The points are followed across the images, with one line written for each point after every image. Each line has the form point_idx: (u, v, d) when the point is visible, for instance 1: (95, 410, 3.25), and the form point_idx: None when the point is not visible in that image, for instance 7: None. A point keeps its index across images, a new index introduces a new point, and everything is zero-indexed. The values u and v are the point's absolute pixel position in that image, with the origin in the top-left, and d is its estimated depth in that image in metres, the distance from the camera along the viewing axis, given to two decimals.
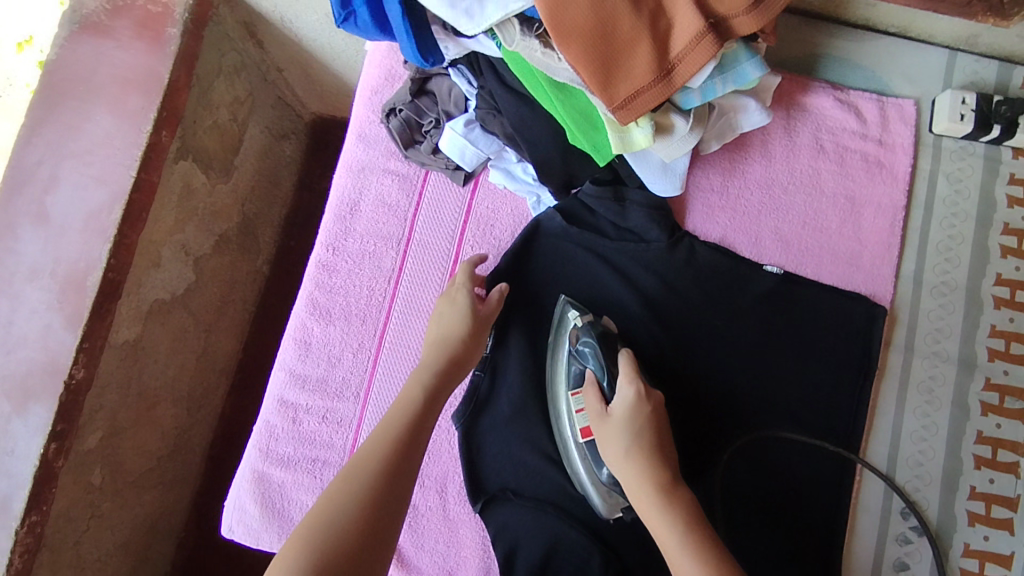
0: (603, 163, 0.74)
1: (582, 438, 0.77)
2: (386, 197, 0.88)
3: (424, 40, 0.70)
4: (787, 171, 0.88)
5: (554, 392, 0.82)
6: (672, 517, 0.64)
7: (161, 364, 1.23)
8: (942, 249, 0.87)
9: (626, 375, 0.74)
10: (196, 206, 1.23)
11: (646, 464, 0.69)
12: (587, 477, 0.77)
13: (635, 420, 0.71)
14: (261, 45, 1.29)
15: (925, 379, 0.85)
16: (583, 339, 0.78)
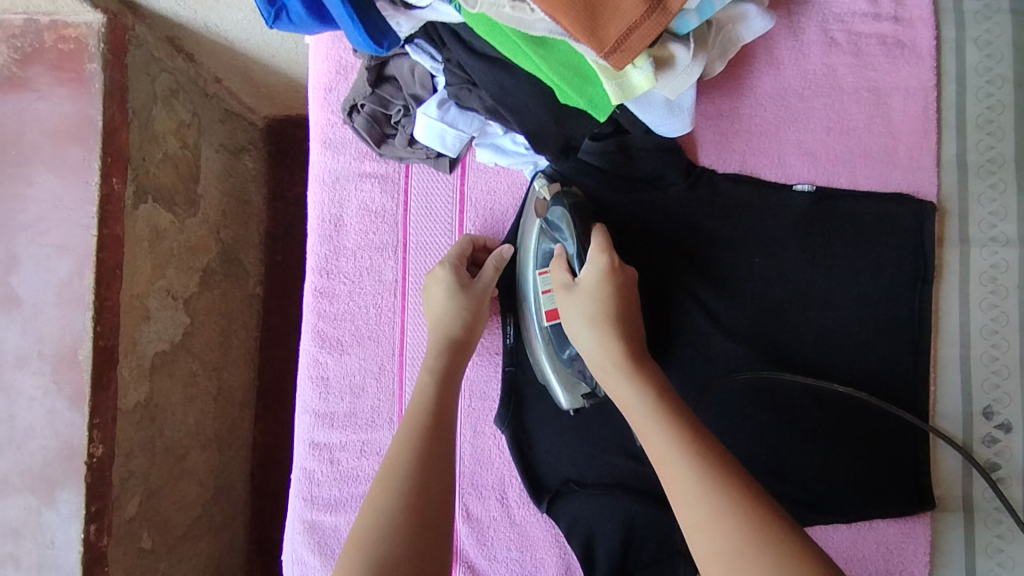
0: (604, 118, 0.65)
1: (546, 322, 0.72)
2: (370, 203, 0.79)
3: (371, 22, 0.61)
4: (799, 76, 0.79)
5: (522, 271, 0.76)
6: (646, 393, 0.58)
7: (180, 416, 1.16)
8: (983, 122, 0.79)
9: (597, 248, 0.68)
10: (169, 247, 1.12)
11: (611, 333, 0.64)
12: (550, 366, 0.73)
13: (605, 291, 0.66)
14: (192, 58, 1.15)
15: (987, 269, 0.78)
16: (554, 210, 0.72)
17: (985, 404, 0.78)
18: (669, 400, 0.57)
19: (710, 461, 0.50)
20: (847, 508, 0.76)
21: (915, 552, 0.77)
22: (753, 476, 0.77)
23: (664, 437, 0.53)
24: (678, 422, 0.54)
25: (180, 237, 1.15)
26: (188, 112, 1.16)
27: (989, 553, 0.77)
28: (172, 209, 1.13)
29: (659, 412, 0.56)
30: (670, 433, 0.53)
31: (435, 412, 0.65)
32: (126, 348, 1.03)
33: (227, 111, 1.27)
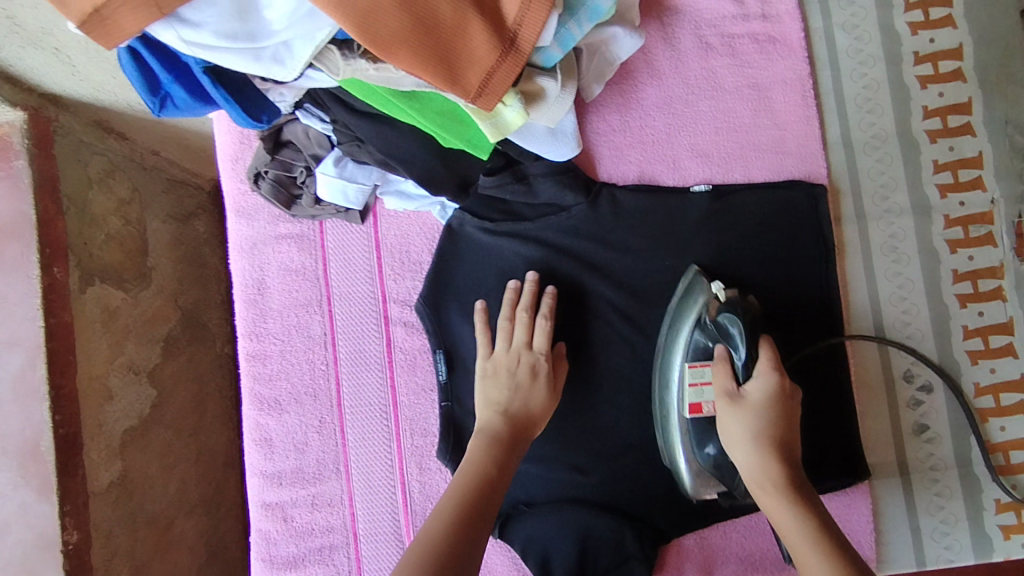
0: (485, 156, 0.69)
1: (689, 416, 0.71)
2: (290, 263, 0.82)
3: (253, 100, 0.66)
4: (681, 83, 0.83)
5: (668, 360, 0.74)
6: (811, 525, 0.60)
7: (159, 488, 1.14)
8: (862, 101, 0.83)
9: (767, 366, 0.66)
10: (124, 324, 1.10)
11: (773, 459, 0.64)
12: (683, 454, 0.72)
13: (772, 411, 0.66)
14: (123, 136, 1.15)
15: (886, 239, 0.82)
16: (722, 316, 0.69)
17: (905, 369, 0.81)
18: (834, 549, 0.58)
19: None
20: None
21: (859, 522, 0.79)
22: None
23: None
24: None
25: (134, 312, 1.12)
26: (127, 189, 1.14)
27: (930, 511, 0.80)
28: (121, 286, 1.11)
29: (832, 560, 0.58)
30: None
31: (462, 501, 0.64)
32: (91, 430, 1.03)
33: (171, 181, 1.23)
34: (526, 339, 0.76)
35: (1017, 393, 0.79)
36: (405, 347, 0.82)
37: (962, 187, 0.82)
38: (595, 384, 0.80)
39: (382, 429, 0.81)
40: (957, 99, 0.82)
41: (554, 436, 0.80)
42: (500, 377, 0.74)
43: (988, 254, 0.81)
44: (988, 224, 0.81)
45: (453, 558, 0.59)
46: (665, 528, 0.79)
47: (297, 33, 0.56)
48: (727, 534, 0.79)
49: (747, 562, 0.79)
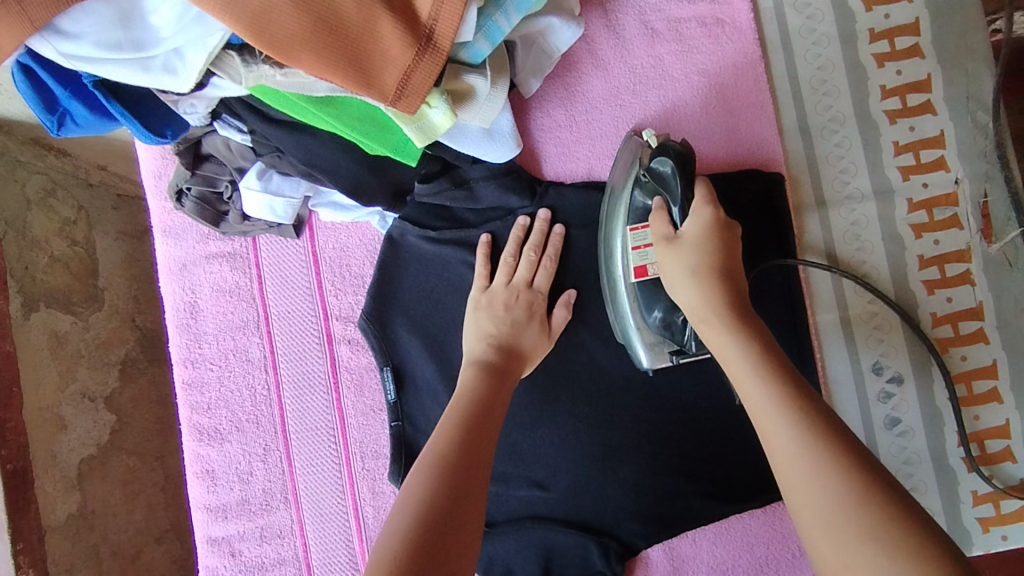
0: (413, 163, 0.65)
1: (636, 279, 0.67)
2: (223, 284, 0.78)
3: (157, 111, 0.62)
4: (627, 72, 0.78)
5: (611, 223, 0.70)
6: (751, 350, 0.52)
7: (123, 517, 1.06)
8: (817, 84, 0.79)
9: (703, 199, 0.60)
10: (73, 351, 1.03)
11: (714, 286, 0.57)
12: (632, 321, 0.68)
13: (711, 243, 0.58)
14: (62, 151, 1.05)
15: (848, 227, 0.78)
16: (656, 162, 0.64)
17: (874, 361, 0.78)
18: (777, 368, 0.50)
19: (818, 432, 0.45)
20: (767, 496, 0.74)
21: None
22: (657, 479, 0.74)
23: (782, 414, 0.47)
24: (799, 398, 0.48)
25: (86, 336, 1.05)
26: (73, 208, 1.06)
27: None
28: (70, 309, 1.04)
29: (771, 381, 0.49)
30: (793, 418, 0.46)
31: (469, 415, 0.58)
32: (43, 463, 0.97)
33: (123, 197, 1.15)
34: (530, 277, 0.72)
35: (991, 380, 0.76)
36: (351, 366, 0.77)
37: (925, 168, 0.78)
38: (552, 394, 0.75)
39: (331, 455, 0.77)
40: (916, 77, 0.78)
41: (511, 451, 0.76)
42: (495, 309, 0.70)
43: (954, 237, 0.78)
44: (953, 206, 0.78)
45: (458, 470, 0.53)
46: (633, 541, 0.75)
47: (187, 40, 0.51)
48: (696, 542, 0.76)
49: (718, 570, 0.76)
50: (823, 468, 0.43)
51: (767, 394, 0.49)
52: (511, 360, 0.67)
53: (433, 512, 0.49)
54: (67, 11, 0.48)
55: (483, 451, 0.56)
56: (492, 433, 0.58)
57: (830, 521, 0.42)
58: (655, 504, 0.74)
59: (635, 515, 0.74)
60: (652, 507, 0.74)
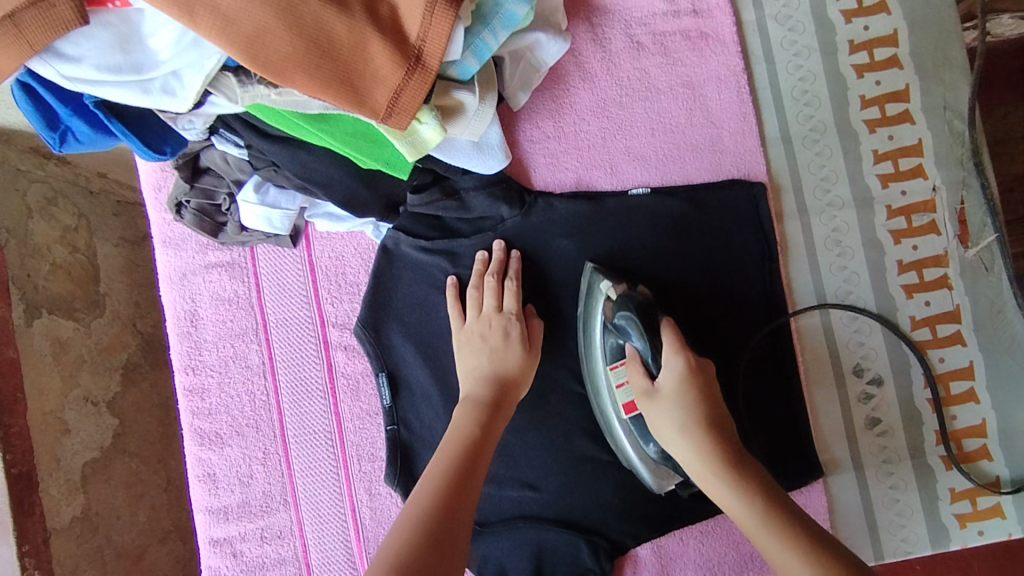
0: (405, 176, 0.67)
1: (626, 414, 0.69)
2: (222, 292, 0.80)
3: (155, 128, 0.64)
4: (613, 84, 0.81)
5: (593, 363, 0.73)
6: (754, 501, 0.54)
7: (127, 518, 1.09)
8: (798, 94, 0.81)
9: (670, 348, 0.63)
10: (76, 355, 1.05)
11: (706, 442, 0.58)
12: (635, 454, 0.71)
13: (690, 395, 0.61)
14: (62, 159, 1.07)
15: (829, 233, 0.81)
16: (619, 315, 0.68)
17: (854, 364, 0.80)
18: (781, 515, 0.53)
19: (842, 574, 0.47)
20: None
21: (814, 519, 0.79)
22: (643, 479, 0.76)
23: (802, 564, 0.49)
24: (812, 543, 0.50)
25: (88, 342, 1.07)
26: (74, 216, 1.09)
27: (886, 505, 0.79)
28: (72, 316, 1.06)
29: (781, 530, 0.52)
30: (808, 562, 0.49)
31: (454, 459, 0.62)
32: (47, 468, 0.98)
33: (123, 203, 1.18)
34: (496, 304, 0.74)
35: (968, 380, 0.79)
36: (347, 371, 0.80)
37: (904, 176, 0.80)
38: (542, 398, 0.78)
39: (329, 458, 0.79)
40: (895, 87, 0.80)
41: (503, 453, 0.78)
42: (473, 342, 0.72)
43: (932, 243, 0.80)
44: (931, 213, 0.80)
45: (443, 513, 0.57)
46: (621, 540, 0.77)
47: (184, 63, 0.54)
48: (683, 541, 0.79)
49: (705, 567, 0.78)
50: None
51: (781, 545, 0.51)
52: (502, 392, 0.70)
53: (414, 553, 0.52)
54: (68, 34, 0.51)
55: (467, 498, 0.60)
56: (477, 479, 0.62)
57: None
58: (643, 503, 0.76)
59: (623, 513, 0.77)
60: (639, 506, 0.76)
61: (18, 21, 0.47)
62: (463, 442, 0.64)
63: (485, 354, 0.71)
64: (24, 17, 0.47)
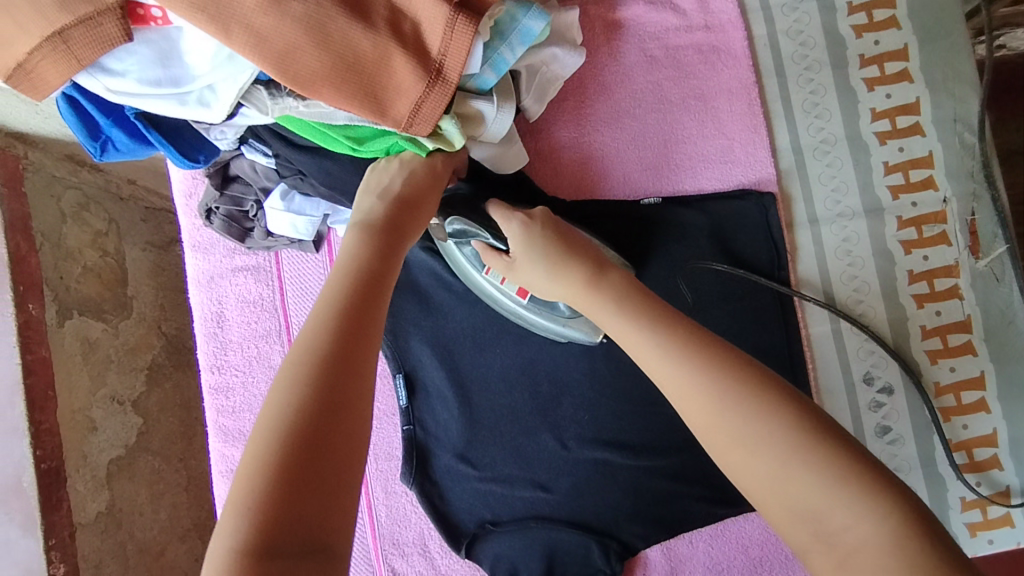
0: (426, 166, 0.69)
1: (526, 297, 0.74)
2: (248, 294, 0.83)
3: (189, 137, 0.68)
4: (627, 96, 0.83)
5: (478, 286, 0.77)
6: (621, 309, 0.57)
7: (150, 514, 1.12)
8: (810, 106, 0.83)
9: (504, 220, 0.68)
10: (105, 355, 1.09)
11: (565, 270, 0.63)
12: (554, 323, 0.75)
13: (539, 234, 0.66)
14: (95, 166, 1.12)
15: (839, 242, 0.82)
16: (451, 224, 0.72)
17: (864, 371, 0.81)
18: (639, 305, 0.57)
19: (693, 348, 0.51)
20: None
21: None
22: (655, 481, 0.78)
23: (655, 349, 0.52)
24: (671, 329, 0.53)
25: (115, 342, 1.12)
26: (105, 221, 1.13)
27: None
28: (102, 316, 1.10)
29: (643, 321, 0.55)
30: (666, 345, 0.52)
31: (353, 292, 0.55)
32: (75, 463, 1.02)
33: (150, 208, 1.23)
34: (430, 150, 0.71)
35: (978, 390, 0.79)
36: None
37: (915, 187, 0.81)
38: (555, 401, 0.80)
39: None
40: (905, 100, 0.82)
41: (516, 454, 0.80)
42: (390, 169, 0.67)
43: (942, 253, 0.81)
44: (942, 224, 0.81)
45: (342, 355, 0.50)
46: (631, 541, 0.79)
47: (219, 76, 0.57)
48: (693, 543, 0.80)
49: (714, 571, 0.79)
50: (702, 379, 0.49)
51: (642, 333, 0.54)
52: (403, 212, 0.65)
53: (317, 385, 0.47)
54: (112, 51, 0.54)
55: (370, 329, 0.53)
56: (379, 315, 0.55)
57: (720, 423, 0.47)
58: (653, 505, 0.78)
59: (634, 514, 0.78)
60: (651, 509, 0.78)
61: (67, 39, 0.51)
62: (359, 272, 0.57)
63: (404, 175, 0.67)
64: (72, 34, 0.51)
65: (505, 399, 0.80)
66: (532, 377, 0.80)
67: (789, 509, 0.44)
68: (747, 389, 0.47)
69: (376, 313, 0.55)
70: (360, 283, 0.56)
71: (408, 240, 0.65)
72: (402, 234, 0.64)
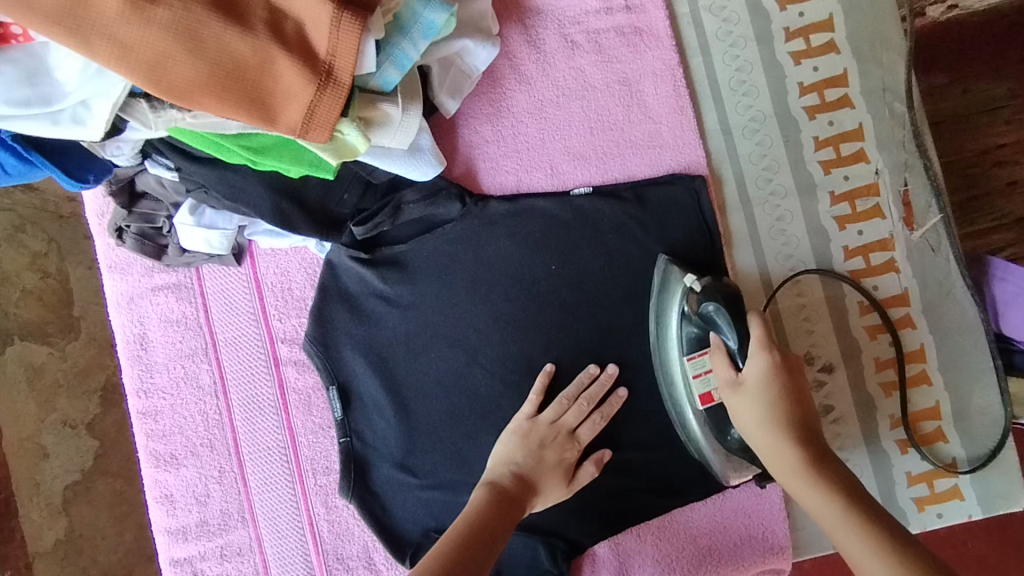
0: (331, 176, 0.65)
1: (702, 406, 0.70)
2: (170, 314, 0.80)
3: (76, 154, 0.64)
4: (549, 85, 0.81)
5: (667, 351, 0.73)
6: (837, 500, 0.52)
7: (113, 537, 1.05)
8: (736, 84, 0.81)
9: (759, 343, 0.61)
10: (53, 380, 1.05)
11: (790, 437, 0.57)
12: (705, 441, 0.71)
13: (772, 390, 0.60)
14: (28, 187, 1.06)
15: (774, 223, 0.80)
16: (705, 306, 0.67)
17: (804, 352, 0.80)
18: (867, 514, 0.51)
19: (916, 573, 0.45)
20: (703, 487, 0.77)
21: (771, 510, 0.78)
22: (597, 477, 0.77)
23: (871, 555, 0.48)
24: (897, 548, 0.47)
25: (64, 365, 1.04)
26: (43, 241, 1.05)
27: None
28: (46, 340, 1.05)
29: (867, 528, 0.49)
30: (892, 567, 0.46)
31: (460, 545, 0.59)
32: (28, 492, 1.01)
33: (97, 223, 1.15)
34: (572, 425, 0.74)
35: (919, 363, 0.79)
36: (298, 386, 0.80)
37: (846, 161, 0.80)
38: (494, 402, 0.78)
39: (284, 473, 0.79)
40: (833, 72, 0.80)
41: (457, 460, 0.78)
42: (530, 441, 0.73)
43: (877, 226, 0.80)
44: (875, 197, 0.80)
45: None
46: (578, 538, 0.78)
47: (91, 92, 0.54)
48: (641, 537, 0.79)
49: (664, 562, 0.78)
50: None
51: (864, 546, 0.48)
52: (526, 487, 0.70)
53: None
54: None
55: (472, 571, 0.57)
56: (482, 566, 0.58)
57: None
58: (596, 500, 0.77)
59: (580, 511, 0.77)
60: (596, 505, 0.77)
61: None
62: (478, 526, 0.62)
63: (531, 459, 0.72)
64: None
65: (445, 405, 0.78)
66: (470, 380, 0.78)
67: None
68: None
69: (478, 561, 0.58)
70: (472, 532, 0.61)
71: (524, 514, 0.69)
72: (523, 505, 0.69)
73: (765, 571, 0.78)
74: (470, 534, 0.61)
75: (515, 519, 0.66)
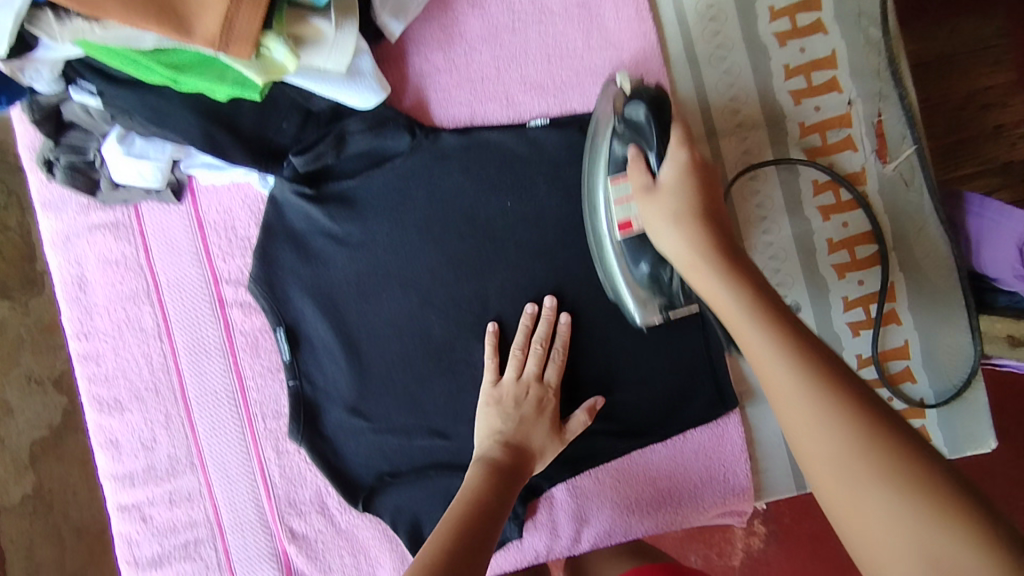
0: (257, 96, 0.61)
1: (619, 235, 0.64)
2: (108, 254, 0.77)
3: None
4: (504, 10, 0.76)
5: (594, 179, 0.68)
6: (744, 296, 0.48)
7: (84, 494, 1.02)
8: (703, 9, 0.76)
9: (675, 141, 0.57)
10: (14, 336, 1.01)
11: (699, 231, 0.53)
12: (620, 276, 0.67)
13: (689, 188, 0.55)
14: None
15: (740, 154, 0.76)
16: (632, 111, 0.63)
17: None
18: (775, 309, 0.47)
19: (825, 376, 0.42)
20: (660, 427, 0.75)
21: (733, 451, 0.76)
22: None
23: (776, 351, 0.44)
24: (803, 346, 0.44)
25: (26, 321, 1.02)
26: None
27: None
28: (6, 295, 1.01)
29: (767, 324, 0.46)
30: (795, 361, 0.43)
31: (461, 520, 0.57)
32: None
33: None
34: (538, 372, 0.72)
35: (888, 302, 0.76)
36: (244, 329, 0.77)
37: (817, 91, 0.76)
38: (448, 344, 0.75)
39: (232, 417, 0.77)
40: None
41: (410, 402, 0.75)
42: (506, 406, 0.71)
43: (848, 159, 0.76)
44: (847, 128, 0.76)
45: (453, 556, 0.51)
46: (535, 481, 0.76)
47: None
48: (599, 479, 0.77)
49: (622, 505, 0.77)
50: (818, 402, 0.41)
51: (766, 340, 0.45)
52: (521, 456, 0.69)
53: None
54: None
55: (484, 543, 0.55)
56: (492, 540, 0.56)
57: (841, 464, 0.39)
58: None
59: None
60: None
61: None
62: (480, 503, 0.61)
63: (512, 421, 0.70)
64: None
65: (397, 346, 0.75)
66: (423, 322, 0.75)
67: (903, 553, 0.36)
68: (873, 428, 0.39)
69: (488, 535, 0.57)
70: (475, 511, 0.59)
71: (521, 487, 0.67)
72: (518, 477, 0.67)
73: (725, 512, 0.77)
74: (472, 511, 0.59)
75: (513, 494, 0.65)
